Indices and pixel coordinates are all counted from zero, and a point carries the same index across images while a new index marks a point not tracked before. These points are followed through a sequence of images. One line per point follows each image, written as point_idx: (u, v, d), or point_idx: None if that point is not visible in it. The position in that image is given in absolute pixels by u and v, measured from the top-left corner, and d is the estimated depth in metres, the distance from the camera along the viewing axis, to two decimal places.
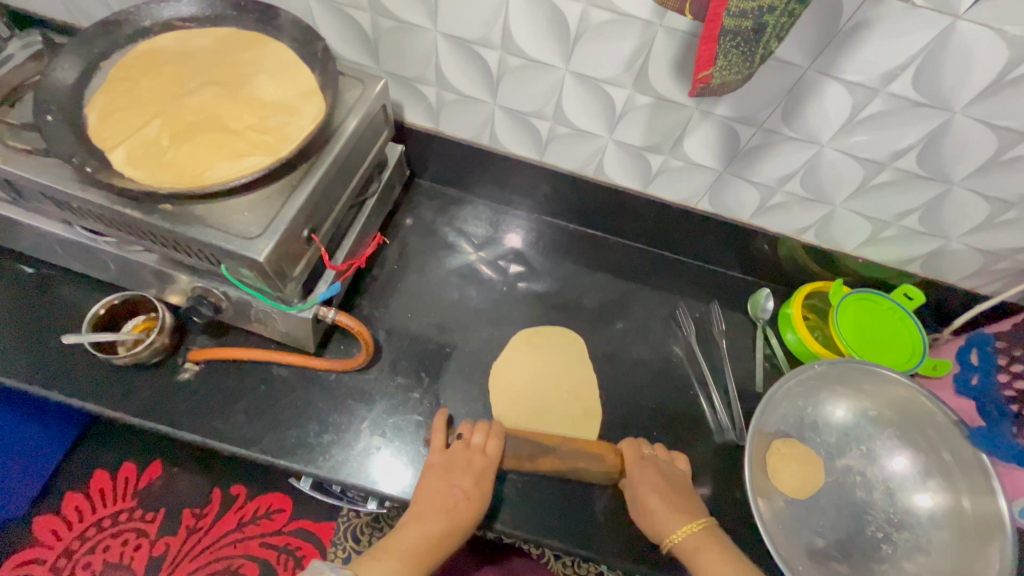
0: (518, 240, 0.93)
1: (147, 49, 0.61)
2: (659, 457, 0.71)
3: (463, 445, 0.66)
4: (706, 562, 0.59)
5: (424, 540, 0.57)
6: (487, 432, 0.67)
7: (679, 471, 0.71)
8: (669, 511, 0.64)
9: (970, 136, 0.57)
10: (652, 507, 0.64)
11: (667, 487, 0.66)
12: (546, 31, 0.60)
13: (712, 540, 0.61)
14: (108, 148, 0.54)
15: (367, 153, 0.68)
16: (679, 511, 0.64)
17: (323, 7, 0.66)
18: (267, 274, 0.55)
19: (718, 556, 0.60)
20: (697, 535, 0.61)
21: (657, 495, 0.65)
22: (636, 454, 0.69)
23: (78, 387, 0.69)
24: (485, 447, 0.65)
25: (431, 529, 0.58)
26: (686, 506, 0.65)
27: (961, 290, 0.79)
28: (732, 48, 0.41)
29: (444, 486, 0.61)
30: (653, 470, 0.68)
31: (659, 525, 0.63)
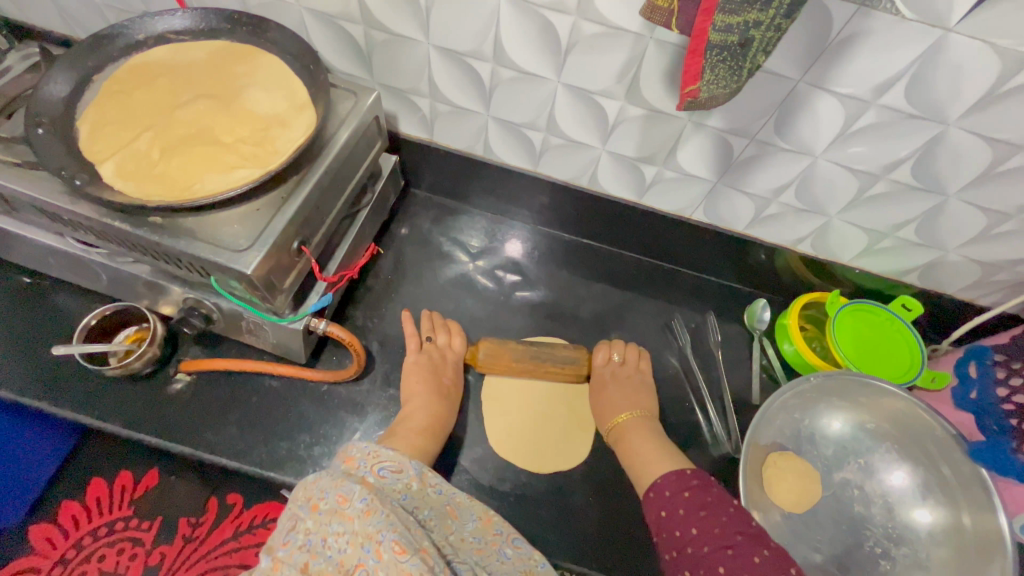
0: (519, 246, 0.93)
1: (141, 62, 0.61)
2: (627, 362, 0.79)
3: (433, 344, 0.77)
4: (631, 438, 0.70)
5: (437, 417, 0.70)
6: (448, 332, 0.79)
7: (642, 374, 0.79)
8: (614, 403, 0.75)
9: (965, 148, 0.57)
10: (603, 398, 0.76)
11: (621, 388, 0.76)
12: (538, 43, 0.60)
13: (643, 426, 0.71)
14: (99, 161, 0.54)
15: (360, 164, 0.68)
16: (624, 402, 0.75)
17: (317, 19, 0.66)
18: (256, 286, 0.55)
19: (642, 435, 0.70)
20: (630, 421, 0.72)
21: (609, 389, 0.77)
22: (603, 358, 0.79)
23: (70, 397, 0.69)
24: (451, 344, 0.78)
25: (436, 410, 0.70)
26: (633, 400, 0.75)
27: (960, 301, 0.78)
28: (720, 61, 0.41)
29: (429, 375, 0.73)
30: (612, 374, 0.78)
31: (604, 413, 0.75)
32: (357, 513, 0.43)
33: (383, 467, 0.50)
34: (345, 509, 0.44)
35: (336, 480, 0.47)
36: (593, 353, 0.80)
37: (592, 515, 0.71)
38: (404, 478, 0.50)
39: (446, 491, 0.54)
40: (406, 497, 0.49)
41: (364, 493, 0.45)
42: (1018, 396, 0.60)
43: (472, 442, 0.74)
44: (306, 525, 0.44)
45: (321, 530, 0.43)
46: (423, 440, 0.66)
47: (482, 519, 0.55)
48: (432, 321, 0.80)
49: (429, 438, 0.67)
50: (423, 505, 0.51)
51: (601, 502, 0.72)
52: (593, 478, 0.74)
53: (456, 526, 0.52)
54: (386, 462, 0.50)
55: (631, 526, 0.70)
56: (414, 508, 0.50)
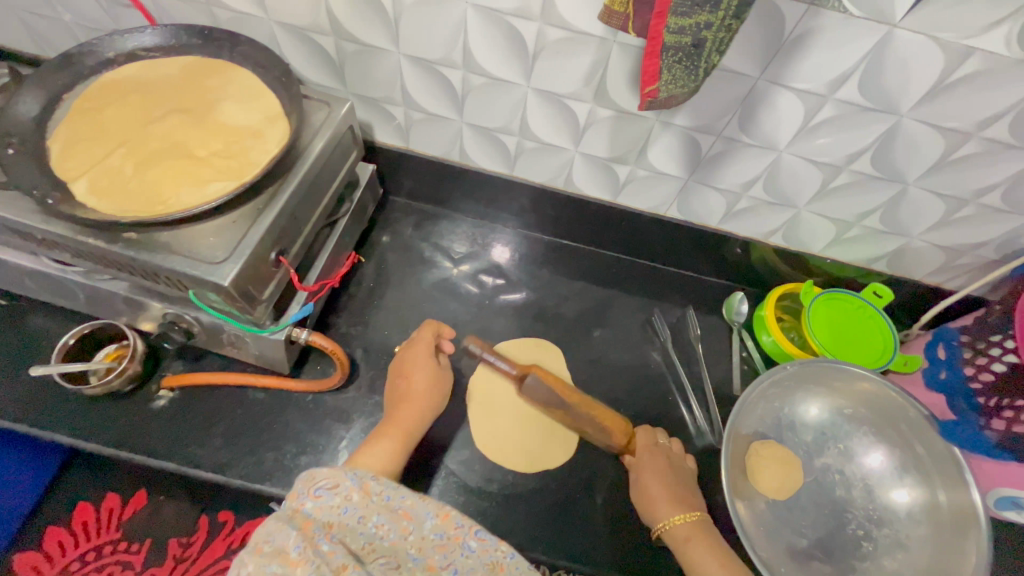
0: (504, 254, 0.93)
1: (112, 79, 0.62)
2: (673, 448, 0.74)
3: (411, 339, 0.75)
4: (693, 553, 0.61)
5: (398, 423, 0.64)
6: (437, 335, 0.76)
7: (683, 461, 0.72)
8: (664, 498, 0.66)
9: (920, 138, 0.59)
10: (649, 493, 0.66)
11: (668, 481, 0.68)
12: (506, 50, 0.62)
13: (702, 533, 0.63)
14: (71, 179, 0.54)
15: (336, 173, 0.69)
16: (674, 499, 0.66)
17: (288, 33, 0.67)
18: (234, 297, 0.55)
19: (705, 548, 0.61)
20: (689, 526, 0.63)
21: (655, 479, 0.67)
22: (647, 440, 0.72)
23: (50, 419, 0.68)
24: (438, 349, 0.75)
25: (400, 415, 0.65)
26: (682, 495, 0.67)
27: (927, 286, 0.81)
28: (676, 62, 0.42)
29: (399, 378, 0.70)
30: (662, 455, 0.71)
31: (655, 508, 0.65)
32: (294, 561, 0.41)
33: (320, 485, 0.48)
34: (286, 554, 0.42)
35: (275, 523, 0.44)
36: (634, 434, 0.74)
37: (580, 511, 0.71)
38: (341, 493, 0.47)
39: (395, 495, 0.50)
40: (347, 510, 0.47)
41: (298, 540, 0.43)
42: (985, 373, 0.63)
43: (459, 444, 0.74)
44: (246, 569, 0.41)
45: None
46: (391, 454, 0.61)
47: (441, 514, 0.50)
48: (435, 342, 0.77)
49: (397, 446, 0.62)
50: (369, 514, 0.48)
51: (588, 497, 0.73)
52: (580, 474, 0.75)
53: (414, 527, 0.49)
54: (321, 482, 0.48)
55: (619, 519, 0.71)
56: (359, 519, 0.47)
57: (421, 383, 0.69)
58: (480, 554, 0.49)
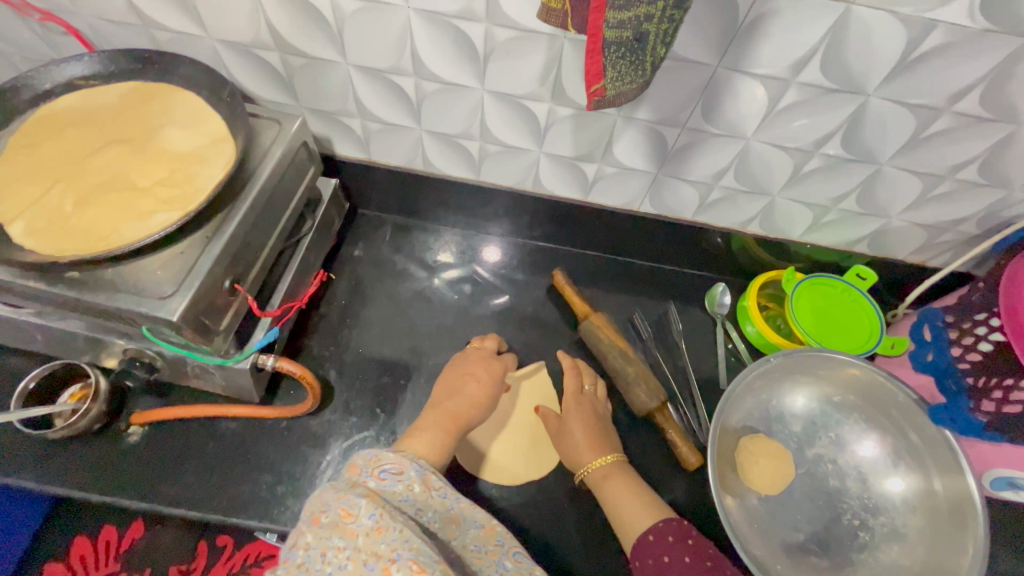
0: (493, 256, 0.92)
1: (49, 111, 0.59)
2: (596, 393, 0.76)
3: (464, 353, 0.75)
4: (609, 489, 0.64)
5: (449, 412, 0.64)
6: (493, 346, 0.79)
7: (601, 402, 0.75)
8: (585, 445, 0.68)
9: (888, 116, 0.57)
10: (573, 440, 0.69)
11: (591, 427, 0.70)
12: (456, 53, 0.60)
13: (620, 473, 0.65)
14: (8, 220, 0.52)
15: (293, 193, 0.67)
16: (597, 445, 0.68)
17: (232, 51, 0.65)
18: (186, 331, 0.53)
19: (624, 487, 0.63)
20: (607, 467, 0.65)
21: (578, 427, 0.70)
22: (575, 389, 0.74)
23: (18, 464, 0.66)
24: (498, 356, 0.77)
25: (453, 406, 0.65)
26: (603, 441, 0.69)
27: (911, 265, 0.79)
28: (620, 58, 0.40)
29: (452, 379, 0.70)
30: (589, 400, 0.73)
31: (577, 457, 0.68)
32: (363, 529, 0.42)
33: (384, 469, 0.49)
34: (349, 524, 0.43)
35: (340, 493, 0.45)
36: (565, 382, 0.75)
37: (568, 526, 0.69)
38: (404, 481, 0.49)
39: (451, 496, 0.51)
40: (407, 498, 0.48)
41: (373, 508, 0.43)
42: (972, 353, 0.62)
43: None
44: (306, 539, 0.43)
45: (322, 544, 0.42)
46: (444, 444, 0.60)
47: (485, 526, 0.52)
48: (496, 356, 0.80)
49: (448, 438, 0.61)
50: (426, 508, 0.49)
51: (572, 509, 0.70)
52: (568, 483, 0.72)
53: (459, 533, 0.50)
54: (386, 465, 0.49)
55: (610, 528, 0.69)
56: (416, 510, 0.48)
57: (482, 389, 0.69)
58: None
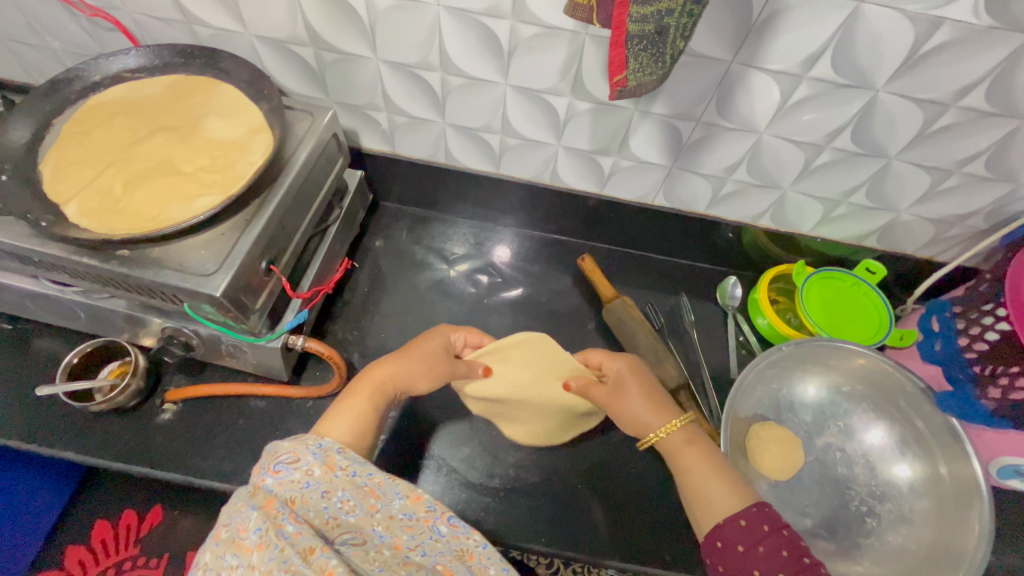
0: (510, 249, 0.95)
1: (99, 102, 0.63)
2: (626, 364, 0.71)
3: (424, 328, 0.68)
4: (687, 458, 0.58)
5: (366, 377, 0.58)
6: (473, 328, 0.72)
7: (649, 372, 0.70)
8: (650, 409, 0.61)
9: (896, 112, 0.59)
10: (637, 406, 0.62)
11: (649, 391, 0.63)
12: (481, 49, 0.63)
13: (694, 440, 0.59)
14: (63, 201, 0.56)
15: (324, 181, 0.70)
16: (661, 409, 0.61)
17: (268, 46, 0.68)
18: (227, 307, 0.56)
19: (699, 453, 0.58)
20: (679, 432, 0.59)
21: (637, 392, 0.63)
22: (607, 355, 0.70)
23: (59, 437, 0.70)
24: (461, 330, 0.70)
25: (374, 371, 0.58)
26: (664, 404, 0.62)
27: (920, 259, 0.81)
28: (642, 50, 0.43)
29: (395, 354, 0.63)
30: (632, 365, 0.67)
31: (643, 427, 0.61)
32: (250, 547, 0.38)
33: (280, 460, 0.44)
34: (243, 541, 0.38)
35: (237, 507, 0.41)
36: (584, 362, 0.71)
37: (582, 506, 0.71)
38: (301, 468, 0.44)
39: (361, 472, 0.46)
40: (308, 486, 0.43)
41: (261, 523, 0.39)
42: (979, 342, 0.63)
43: (459, 442, 0.75)
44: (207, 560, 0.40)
45: (219, 564, 0.39)
46: (361, 415, 0.54)
47: (411, 495, 0.47)
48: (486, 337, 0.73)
49: (366, 407, 0.55)
50: (333, 489, 0.44)
51: (587, 490, 0.73)
52: (583, 465, 0.75)
53: (382, 506, 0.45)
54: (282, 456, 0.44)
55: (624, 508, 0.72)
56: (322, 494, 0.43)
57: (423, 354, 0.62)
58: (450, 540, 0.46)
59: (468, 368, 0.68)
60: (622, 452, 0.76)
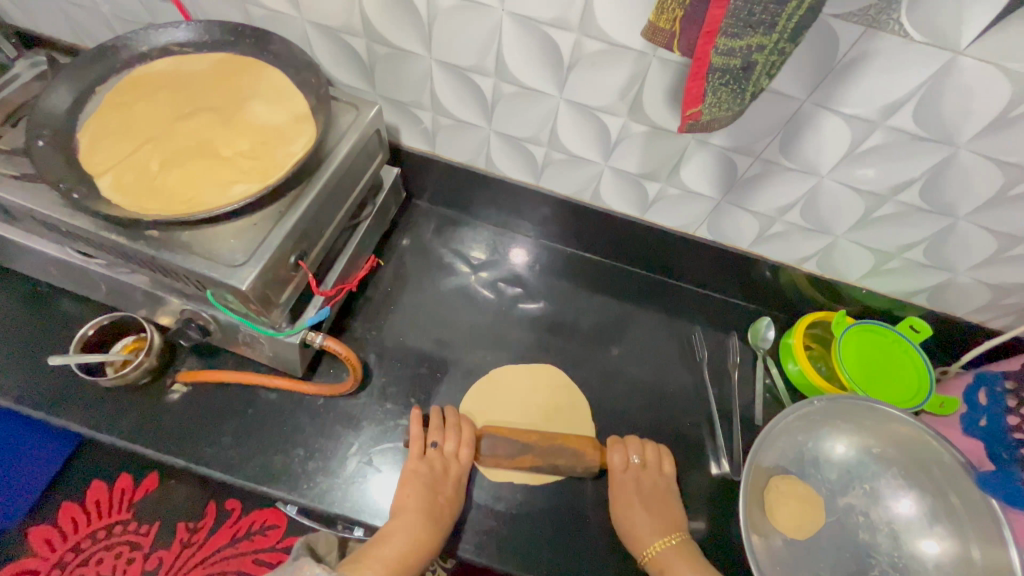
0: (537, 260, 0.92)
1: (143, 73, 0.62)
2: (648, 465, 0.72)
3: (421, 459, 0.68)
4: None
5: (403, 550, 0.60)
6: (458, 439, 0.71)
7: (665, 478, 0.72)
8: (647, 525, 0.66)
9: (975, 171, 0.56)
10: (637, 519, 0.67)
11: (652, 503, 0.69)
12: (540, 59, 0.60)
13: (685, 556, 0.64)
14: (98, 173, 0.54)
15: (361, 177, 0.68)
16: (659, 526, 0.67)
17: (320, 33, 0.66)
18: (251, 301, 0.54)
19: (688, 572, 0.62)
20: (670, 549, 0.64)
21: (639, 508, 0.68)
22: (622, 463, 0.71)
23: (65, 406, 0.68)
24: (457, 455, 0.70)
25: (409, 537, 0.61)
26: (664, 519, 0.68)
27: (970, 323, 0.76)
28: (722, 84, 0.40)
29: (427, 496, 0.64)
30: (636, 483, 0.70)
31: (637, 538, 0.66)
32: None
33: None
34: None
35: None
36: (607, 454, 0.72)
37: (590, 540, 0.69)
38: None
39: None
40: None
41: None
42: None
43: None
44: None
45: None
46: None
47: None
48: (450, 422, 0.72)
49: (403, 568, 0.59)
50: None
51: (596, 524, 0.70)
52: (594, 497, 0.72)
53: None
54: None
55: None
56: None
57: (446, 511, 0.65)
58: None
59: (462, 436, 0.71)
60: None
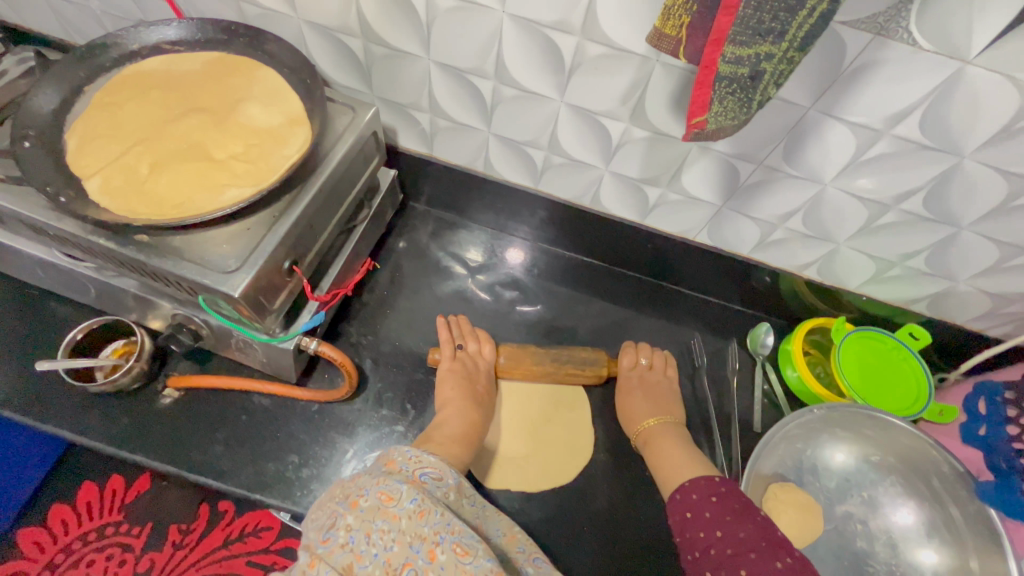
0: (534, 263, 0.91)
1: (134, 72, 0.60)
2: (654, 367, 0.80)
3: (450, 359, 0.75)
4: (657, 446, 0.69)
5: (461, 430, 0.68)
6: (478, 341, 0.78)
7: (669, 381, 0.79)
8: (642, 407, 0.74)
9: (979, 180, 0.55)
10: (633, 401, 0.75)
11: (651, 392, 0.76)
12: (541, 63, 0.59)
13: (673, 434, 0.71)
14: (85, 176, 0.53)
15: (357, 180, 0.67)
16: (651, 408, 0.74)
17: (317, 33, 0.65)
18: (244, 308, 0.53)
19: (669, 444, 0.69)
20: (656, 426, 0.71)
21: (638, 394, 0.76)
22: (630, 363, 0.79)
23: (53, 412, 0.67)
24: (481, 353, 0.77)
25: (462, 418, 0.69)
26: (659, 406, 0.75)
27: (970, 330, 0.76)
28: (729, 94, 0.39)
29: (466, 385, 0.73)
30: (640, 380, 0.78)
31: (631, 418, 0.75)
32: (407, 512, 0.42)
33: (424, 472, 0.49)
34: (391, 507, 0.42)
35: (379, 477, 0.45)
36: (618, 358, 0.80)
37: (586, 547, 0.68)
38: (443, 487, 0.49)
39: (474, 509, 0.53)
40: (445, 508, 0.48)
41: (414, 494, 0.43)
42: None
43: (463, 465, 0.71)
44: (346, 522, 0.41)
45: (365, 526, 0.41)
46: (462, 447, 0.66)
47: (507, 535, 0.54)
48: (465, 330, 0.79)
49: (466, 439, 0.67)
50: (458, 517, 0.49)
51: (594, 531, 0.69)
52: (592, 505, 0.71)
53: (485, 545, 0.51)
54: (428, 470, 0.49)
55: (629, 557, 0.68)
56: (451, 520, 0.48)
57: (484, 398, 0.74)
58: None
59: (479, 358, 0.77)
60: (632, 496, 0.72)
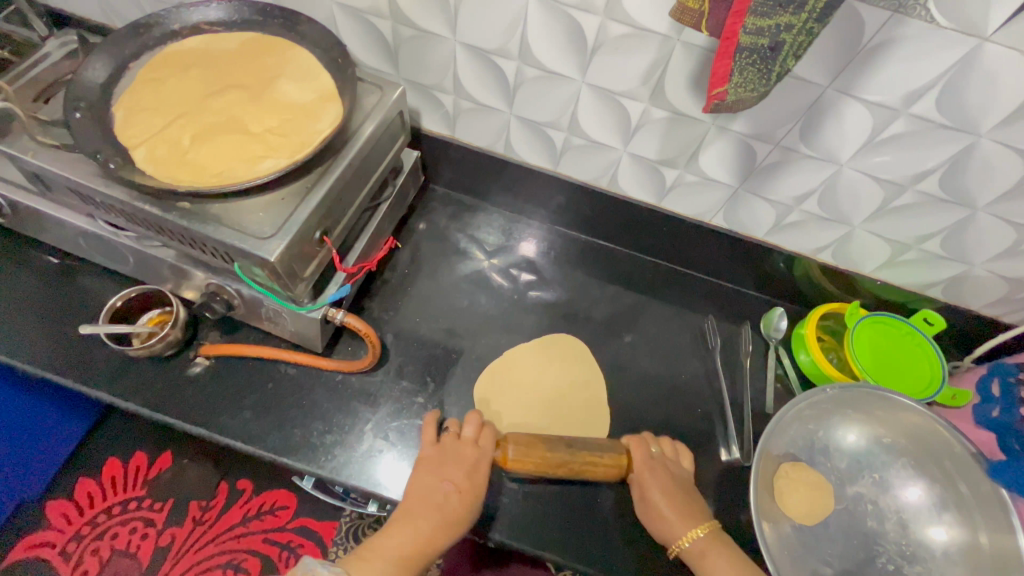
0: (550, 247, 0.93)
1: (175, 50, 0.63)
2: (666, 456, 0.70)
3: (433, 448, 0.65)
4: (712, 567, 0.60)
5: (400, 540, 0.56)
6: (478, 424, 0.66)
7: (684, 472, 0.70)
8: (678, 514, 0.63)
9: (995, 160, 0.56)
10: (664, 508, 0.63)
11: (675, 489, 0.66)
12: (564, 43, 0.61)
13: (718, 544, 0.62)
14: (132, 145, 0.56)
15: (383, 157, 0.69)
16: (687, 513, 0.63)
17: (348, 15, 0.67)
18: (277, 274, 0.55)
19: (725, 559, 0.60)
20: (704, 537, 0.61)
21: (668, 494, 0.65)
22: (643, 456, 0.68)
23: (90, 376, 0.70)
24: (477, 440, 0.65)
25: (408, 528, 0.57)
26: (691, 508, 0.64)
27: (984, 317, 0.77)
28: (749, 64, 0.41)
29: (434, 481, 0.61)
30: (662, 474, 0.67)
31: (667, 527, 0.63)
32: None
33: None
34: None
35: None
36: (631, 448, 0.68)
37: (597, 516, 0.69)
38: None
39: None
40: None
41: None
42: None
43: None
44: None
45: None
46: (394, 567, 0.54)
47: None
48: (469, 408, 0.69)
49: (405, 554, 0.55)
50: None
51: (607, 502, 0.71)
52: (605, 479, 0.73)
53: None
54: None
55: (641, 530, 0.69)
56: None
57: (453, 500, 0.60)
58: None
59: (473, 441, 0.65)
60: None
